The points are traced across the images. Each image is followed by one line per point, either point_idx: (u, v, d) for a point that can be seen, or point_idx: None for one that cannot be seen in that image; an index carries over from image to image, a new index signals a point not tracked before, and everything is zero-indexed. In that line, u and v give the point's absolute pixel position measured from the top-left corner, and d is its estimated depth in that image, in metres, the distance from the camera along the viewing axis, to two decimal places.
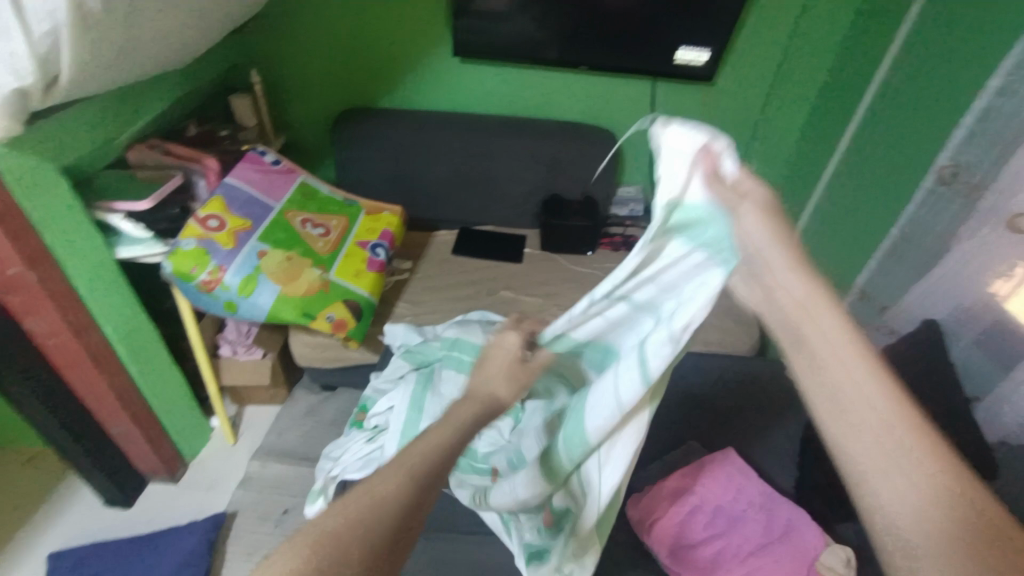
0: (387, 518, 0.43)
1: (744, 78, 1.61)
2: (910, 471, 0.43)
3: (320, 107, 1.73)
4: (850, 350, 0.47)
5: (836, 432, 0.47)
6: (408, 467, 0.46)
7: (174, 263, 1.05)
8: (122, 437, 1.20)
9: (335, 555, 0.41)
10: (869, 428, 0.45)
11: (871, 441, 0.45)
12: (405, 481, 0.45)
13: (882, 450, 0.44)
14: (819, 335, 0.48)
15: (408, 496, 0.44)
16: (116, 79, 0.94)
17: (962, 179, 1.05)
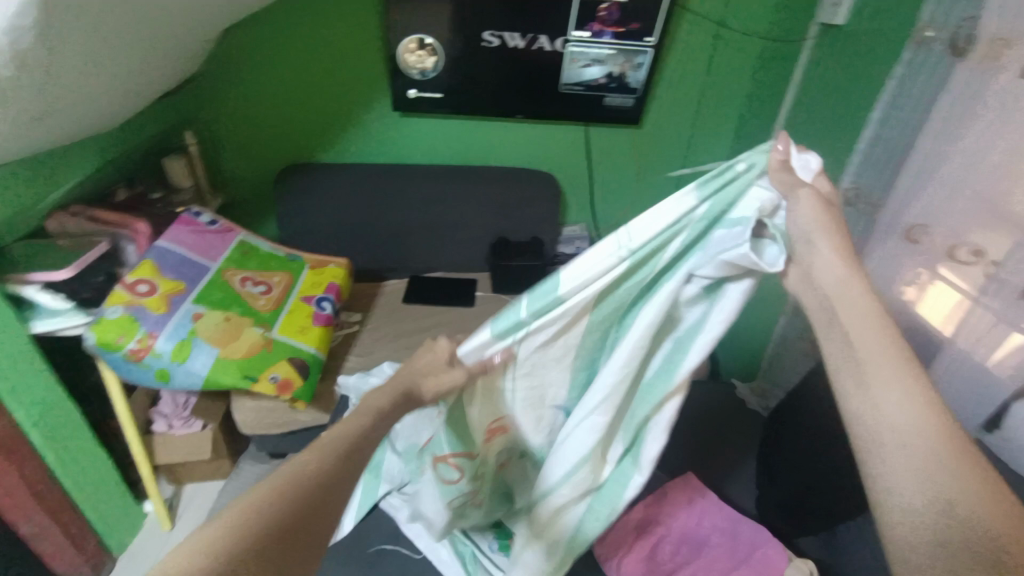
0: (316, 476, 0.51)
1: (667, 120, 1.74)
2: (928, 463, 0.46)
3: (260, 165, 1.72)
4: (873, 344, 0.51)
5: (865, 430, 0.49)
6: (320, 453, 0.53)
7: (97, 333, 0.99)
8: (37, 533, 1.07)
9: (267, 522, 0.46)
10: (906, 428, 0.47)
11: (907, 443, 0.47)
12: (315, 467, 0.51)
13: (906, 434, 0.47)
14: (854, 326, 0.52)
15: (330, 467, 0.52)
16: (30, 146, 0.90)
17: (865, 199, 1.15)
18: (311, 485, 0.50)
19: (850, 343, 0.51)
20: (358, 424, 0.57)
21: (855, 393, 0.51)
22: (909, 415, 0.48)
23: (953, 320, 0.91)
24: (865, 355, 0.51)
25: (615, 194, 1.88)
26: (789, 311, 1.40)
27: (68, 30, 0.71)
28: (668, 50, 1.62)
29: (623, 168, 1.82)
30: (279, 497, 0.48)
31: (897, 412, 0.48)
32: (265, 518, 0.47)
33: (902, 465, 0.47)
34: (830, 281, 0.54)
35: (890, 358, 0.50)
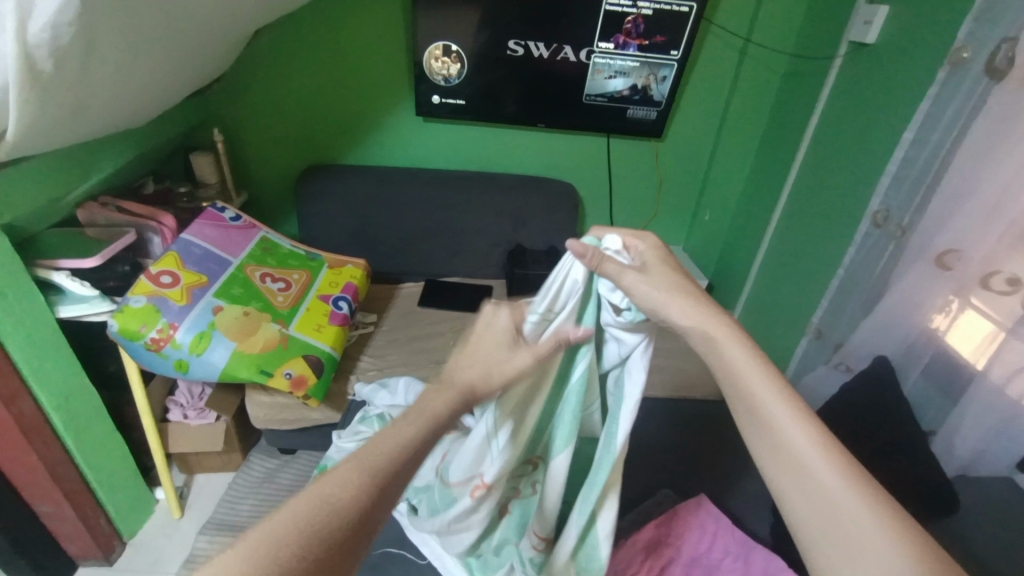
0: (355, 506, 0.45)
1: (691, 134, 1.73)
2: (845, 520, 0.48)
3: (283, 164, 1.74)
4: (766, 396, 0.55)
5: (781, 487, 0.52)
6: (367, 464, 0.48)
7: (120, 321, 1.00)
8: (51, 516, 1.08)
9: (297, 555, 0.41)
10: (816, 484, 0.50)
11: (816, 499, 0.50)
12: (361, 479, 0.47)
13: (828, 499, 0.50)
14: (758, 389, 0.55)
15: (366, 497, 0.46)
16: (67, 137, 0.93)
17: (893, 221, 1.13)
18: (347, 523, 0.44)
19: (756, 401, 0.55)
20: (410, 431, 0.52)
21: (767, 453, 0.54)
22: (828, 480, 0.50)
23: (985, 350, 0.88)
24: (773, 417, 0.54)
25: (634, 207, 1.87)
26: (810, 333, 1.37)
27: (112, 26, 0.73)
28: (694, 65, 1.61)
29: (644, 181, 1.81)
30: (320, 514, 0.44)
31: (819, 474, 0.51)
32: (307, 534, 0.42)
33: (826, 530, 0.49)
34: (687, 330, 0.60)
35: (795, 423, 0.53)
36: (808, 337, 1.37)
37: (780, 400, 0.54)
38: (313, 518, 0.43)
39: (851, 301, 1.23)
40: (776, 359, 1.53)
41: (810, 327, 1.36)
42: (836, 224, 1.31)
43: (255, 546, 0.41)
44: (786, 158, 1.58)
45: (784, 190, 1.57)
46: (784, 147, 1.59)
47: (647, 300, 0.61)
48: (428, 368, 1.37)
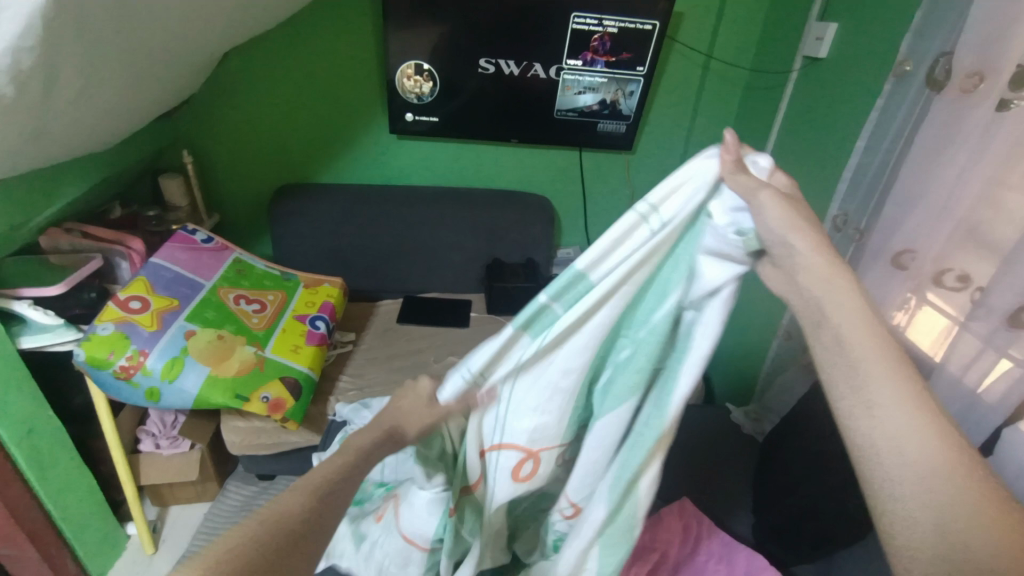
0: (295, 524, 0.43)
1: (660, 146, 1.78)
2: (921, 471, 0.41)
3: (255, 185, 1.73)
4: (850, 318, 0.44)
5: (860, 428, 0.43)
6: (311, 486, 0.45)
7: (86, 350, 0.97)
8: (13, 559, 1.03)
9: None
10: (897, 428, 0.42)
11: (899, 443, 0.42)
12: (304, 498, 0.44)
13: (914, 455, 0.41)
14: (841, 314, 0.44)
15: (307, 513, 0.44)
16: (28, 162, 0.91)
17: (851, 225, 1.18)
18: (291, 538, 0.42)
19: (842, 329, 0.44)
20: (348, 454, 0.49)
21: (850, 404, 0.44)
22: (908, 429, 0.42)
23: (941, 343, 0.92)
24: (865, 364, 0.43)
25: (608, 218, 1.91)
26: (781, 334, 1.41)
27: (74, 50, 0.72)
28: (660, 79, 1.67)
29: (617, 192, 1.86)
30: (258, 534, 0.41)
31: (899, 414, 0.42)
32: (249, 556, 0.40)
33: (905, 475, 0.41)
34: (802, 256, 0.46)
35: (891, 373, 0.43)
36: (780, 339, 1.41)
37: (858, 317, 0.44)
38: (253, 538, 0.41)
39: None
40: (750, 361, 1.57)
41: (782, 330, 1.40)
42: None
43: (192, 568, 0.39)
44: None
45: None
46: (749, 156, 1.65)
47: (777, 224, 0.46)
48: None
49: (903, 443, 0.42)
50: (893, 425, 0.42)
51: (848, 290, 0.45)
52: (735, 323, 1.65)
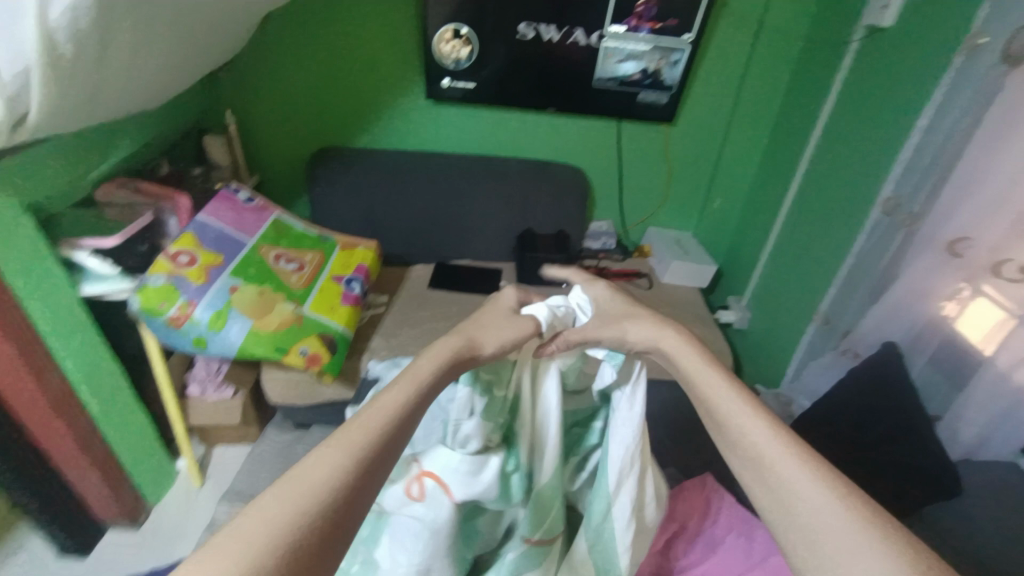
0: (346, 480, 0.42)
1: (702, 119, 1.72)
2: (799, 499, 0.47)
3: (294, 147, 1.76)
4: (709, 386, 0.56)
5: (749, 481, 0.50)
6: (358, 440, 0.45)
7: (141, 299, 1.03)
8: (78, 483, 1.13)
9: (296, 530, 0.38)
10: (767, 467, 0.49)
11: (777, 483, 0.48)
12: (350, 453, 0.43)
13: (791, 491, 0.47)
14: (708, 388, 0.56)
15: (355, 468, 0.43)
16: (86, 119, 0.95)
17: (903, 209, 1.13)
18: (344, 494, 0.41)
19: (714, 405, 0.55)
20: (397, 403, 0.48)
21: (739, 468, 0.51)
22: (798, 478, 0.48)
23: (994, 337, 0.88)
24: (739, 428, 0.52)
25: (643, 193, 1.87)
26: (817, 319, 1.37)
27: (130, 9, 0.74)
28: (707, 48, 1.59)
29: (654, 166, 1.81)
30: (300, 494, 0.40)
31: (776, 464, 0.49)
32: (300, 512, 0.39)
33: (786, 514, 0.47)
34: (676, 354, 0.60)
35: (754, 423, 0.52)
36: (815, 324, 1.37)
37: (716, 388, 0.56)
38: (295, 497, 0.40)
39: (859, 287, 1.23)
40: (782, 343, 1.54)
41: (818, 314, 1.36)
42: (846, 211, 1.31)
43: (248, 521, 0.39)
44: (798, 144, 1.56)
45: (795, 176, 1.56)
46: (797, 132, 1.57)
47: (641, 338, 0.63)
48: None
49: (778, 485, 0.48)
50: (760, 462, 0.49)
51: (711, 369, 0.58)
52: (769, 305, 1.61)
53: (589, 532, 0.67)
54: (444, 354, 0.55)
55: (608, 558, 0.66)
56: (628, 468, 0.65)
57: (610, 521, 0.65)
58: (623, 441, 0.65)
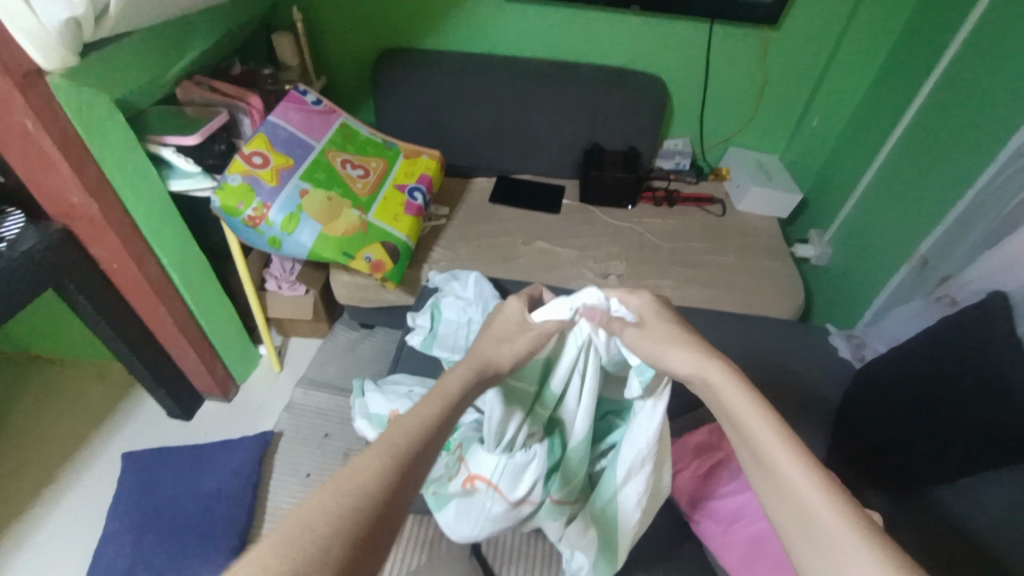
0: (385, 490, 0.46)
1: (813, 20, 1.47)
2: (813, 511, 0.48)
3: (360, 48, 1.70)
4: (732, 398, 0.57)
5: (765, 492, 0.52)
6: (394, 451, 0.49)
7: (221, 198, 1.09)
8: (180, 358, 1.29)
9: (344, 533, 0.43)
10: (785, 482, 0.50)
11: (790, 497, 0.50)
12: (388, 461, 0.48)
13: (813, 528, 0.47)
14: (732, 402, 0.57)
15: (395, 478, 0.47)
16: (161, 12, 0.95)
17: None
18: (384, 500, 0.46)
19: (736, 418, 0.56)
20: (429, 417, 0.53)
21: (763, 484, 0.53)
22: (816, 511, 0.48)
23: None
24: (762, 442, 0.53)
25: (729, 108, 1.68)
26: (913, 262, 1.23)
27: None
28: None
29: (746, 77, 1.60)
30: (355, 497, 0.45)
31: (794, 479, 0.50)
32: (345, 515, 0.43)
33: (800, 525, 0.48)
34: (691, 368, 0.61)
35: (789, 463, 0.51)
36: (909, 266, 1.24)
37: (738, 404, 0.57)
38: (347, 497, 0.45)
39: (973, 230, 1.08)
40: (864, 285, 1.42)
41: (915, 256, 1.22)
42: (976, 139, 1.12)
43: (296, 520, 0.43)
44: (929, 54, 1.31)
45: (918, 93, 1.33)
46: (932, 38, 1.31)
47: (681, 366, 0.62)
48: (497, 263, 1.41)
49: (800, 515, 0.48)
50: (800, 509, 0.48)
51: (735, 382, 0.58)
52: (856, 242, 1.47)
53: (597, 504, 0.76)
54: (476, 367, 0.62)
55: (611, 531, 0.76)
56: (643, 460, 0.73)
57: (616, 502, 0.75)
58: (638, 444, 0.72)
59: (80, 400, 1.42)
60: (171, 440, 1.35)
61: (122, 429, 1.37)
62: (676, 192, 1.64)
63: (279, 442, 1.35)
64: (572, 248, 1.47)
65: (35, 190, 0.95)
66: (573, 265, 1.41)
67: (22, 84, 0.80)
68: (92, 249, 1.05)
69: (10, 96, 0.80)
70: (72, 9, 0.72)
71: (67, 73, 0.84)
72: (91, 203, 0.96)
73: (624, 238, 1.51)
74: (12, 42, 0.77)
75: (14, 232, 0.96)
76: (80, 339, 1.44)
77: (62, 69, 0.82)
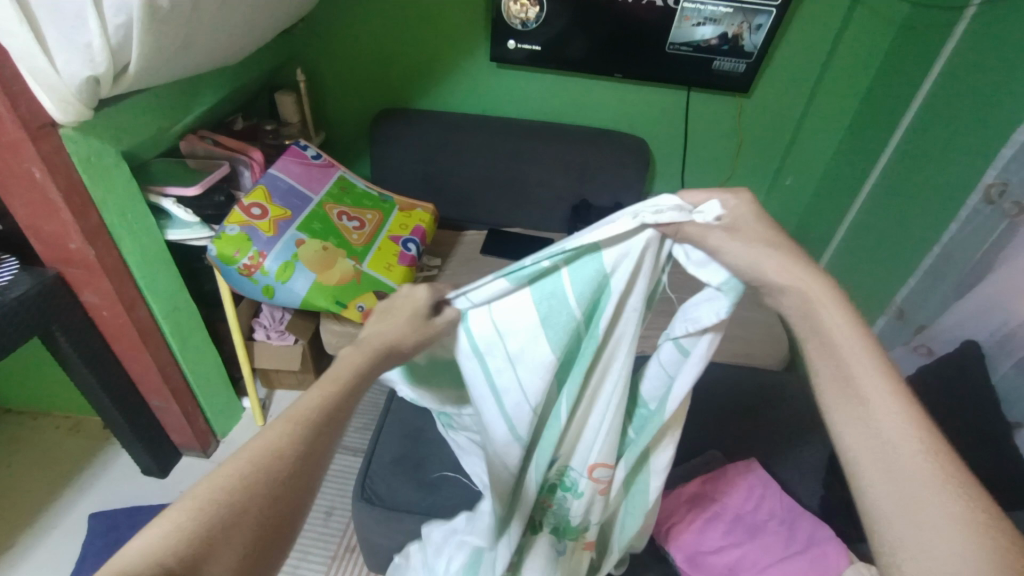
0: (292, 456, 0.43)
1: (780, 91, 1.61)
2: (919, 488, 0.44)
3: (358, 107, 1.79)
4: (838, 328, 0.49)
5: (865, 463, 0.47)
6: (304, 417, 0.45)
7: (218, 246, 1.10)
8: (161, 409, 1.25)
9: (249, 504, 0.40)
10: (891, 452, 0.45)
11: (901, 475, 0.45)
12: (300, 429, 0.44)
13: (901, 474, 0.44)
14: (835, 335, 0.49)
15: (304, 442, 0.44)
16: (175, 72, 1.00)
17: (1009, 197, 1.00)
18: (295, 464, 0.43)
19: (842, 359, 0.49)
20: (337, 385, 0.49)
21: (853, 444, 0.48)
22: (928, 476, 0.44)
23: None
24: (869, 396, 0.47)
25: (709, 166, 1.78)
26: (890, 312, 1.28)
27: None
28: (796, 11, 1.46)
29: (723, 139, 1.71)
30: (266, 467, 0.42)
31: (890, 430, 0.46)
32: (253, 481, 0.40)
33: (899, 504, 0.44)
34: (789, 294, 0.52)
35: (895, 416, 0.46)
36: (887, 317, 1.28)
37: (848, 337, 0.49)
38: (227, 497, 0.39)
39: (943, 281, 1.13)
40: None
41: (892, 307, 1.27)
42: (933, 198, 1.20)
43: (187, 505, 0.39)
44: (890, 121, 1.43)
45: (883, 156, 1.43)
46: (890, 108, 1.43)
47: (738, 264, 0.51)
48: None
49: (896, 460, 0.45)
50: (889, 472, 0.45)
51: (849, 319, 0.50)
52: None
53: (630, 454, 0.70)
54: (376, 341, 0.54)
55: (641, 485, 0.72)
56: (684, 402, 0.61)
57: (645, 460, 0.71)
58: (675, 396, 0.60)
59: (51, 454, 1.36)
60: (143, 497, 1.28)
61: (93, 485, 1.31)
62: None
63: None
64: None
65: (33, 236, 0.96)
66: None
67: (35, 135, 0.83)
68: (83, 296, 1.04)
69: (21, 146, 0.83)
70: (93, 69, 0.77)
71: (78, 125, 0.87)
72: (88, 250, 0.97)
73: None
74: (30, 97, 0.80)
75: (7, 278, 0.96)
76: (55, 389, 1.39)
77: (75, 122, 0.85)
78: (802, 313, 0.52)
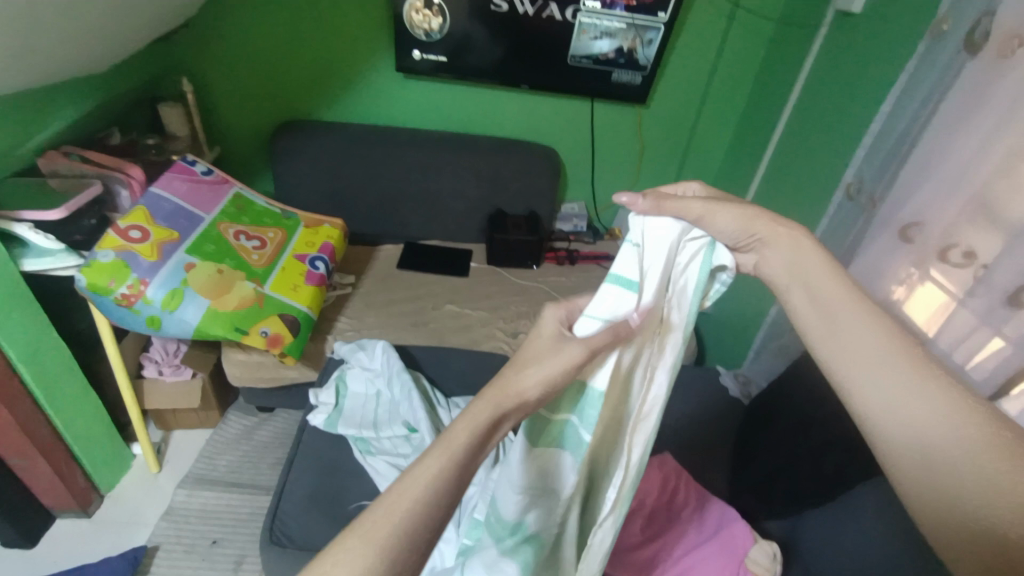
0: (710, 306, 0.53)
1: (672, 101, 1.73)
2: (897, 395, 0.44)
3: (254, 120, 1.68)
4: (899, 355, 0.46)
5: (822, 349, 0.49)
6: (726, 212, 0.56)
7: (88, 277, 0.98)
8: (25, 469, 1.08)
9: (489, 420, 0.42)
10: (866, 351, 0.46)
11: (859, 362, 0.47)
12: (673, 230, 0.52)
13: (981, 471, 0.39)
14: (881, 351, 0.46)
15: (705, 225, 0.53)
16: (16, 78, 0.87)
17: (864, 193, 1.13)
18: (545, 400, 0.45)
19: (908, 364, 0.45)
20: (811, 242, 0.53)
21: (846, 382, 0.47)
22: (902, 391, 0.44)
23: (935, 321, 0.85)
24: (900, 370, 0.45)
25: (616, 174, 1.86)
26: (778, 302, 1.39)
27: None
28: (680, 31, 1.60)
29: (627, 147, 1.81)
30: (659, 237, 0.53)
31: (904, 378, 0.44)
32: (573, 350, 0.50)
33: (886, 388, 0.45)
34: (878, 342, 0.47)
35: (925, 387, 0.44)
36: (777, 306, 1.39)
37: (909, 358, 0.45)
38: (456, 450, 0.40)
39: None
40: (743, 325, 1.57)
41: (781, 297, 1.38)
42: (809, 196, 1.34)
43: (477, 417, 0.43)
44: (766, 129, 1.58)
45: (763, 159, 1.57)
46: (766, 117, 1.60)
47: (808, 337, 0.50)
48: (406, 331, 1.39)
49: (903, 397, 0.44)
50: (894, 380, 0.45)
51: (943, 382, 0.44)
52: (733, 289, 1.64)
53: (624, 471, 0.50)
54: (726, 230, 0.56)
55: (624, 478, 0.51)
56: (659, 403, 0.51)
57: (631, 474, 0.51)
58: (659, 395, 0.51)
59: None
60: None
61: None
62: (576, 252, 1.76)
63: (155, 556, 1.15)
64: (481, 309, 1.50)
65: None
66: (484, 326, 1.44)
67: None
68: None
69: None
70: None
71: None
72: None
73: (533, 297, 1.58)
74: None
75: None
76: None
77: None
78: (884, 350, 0.46)
